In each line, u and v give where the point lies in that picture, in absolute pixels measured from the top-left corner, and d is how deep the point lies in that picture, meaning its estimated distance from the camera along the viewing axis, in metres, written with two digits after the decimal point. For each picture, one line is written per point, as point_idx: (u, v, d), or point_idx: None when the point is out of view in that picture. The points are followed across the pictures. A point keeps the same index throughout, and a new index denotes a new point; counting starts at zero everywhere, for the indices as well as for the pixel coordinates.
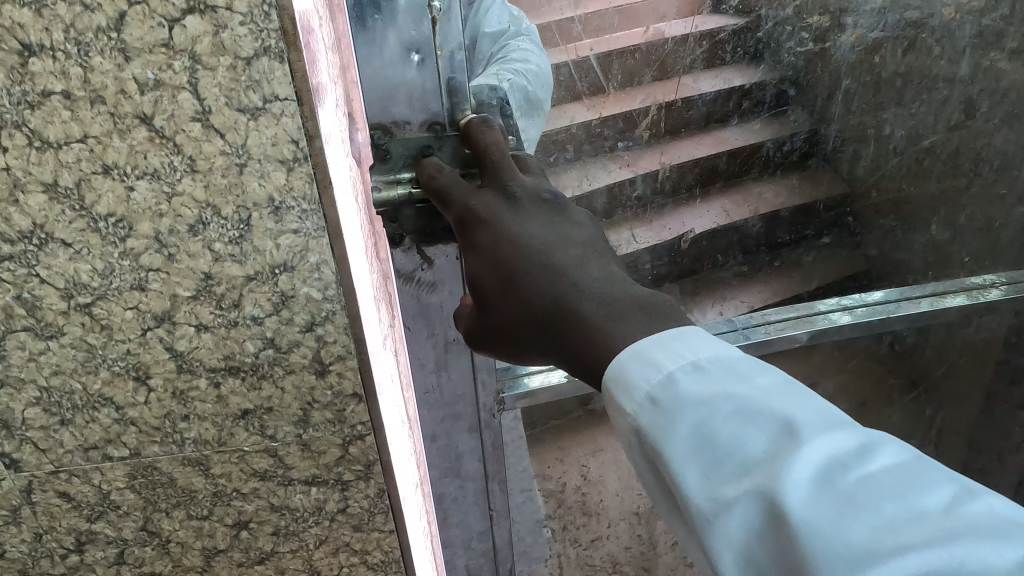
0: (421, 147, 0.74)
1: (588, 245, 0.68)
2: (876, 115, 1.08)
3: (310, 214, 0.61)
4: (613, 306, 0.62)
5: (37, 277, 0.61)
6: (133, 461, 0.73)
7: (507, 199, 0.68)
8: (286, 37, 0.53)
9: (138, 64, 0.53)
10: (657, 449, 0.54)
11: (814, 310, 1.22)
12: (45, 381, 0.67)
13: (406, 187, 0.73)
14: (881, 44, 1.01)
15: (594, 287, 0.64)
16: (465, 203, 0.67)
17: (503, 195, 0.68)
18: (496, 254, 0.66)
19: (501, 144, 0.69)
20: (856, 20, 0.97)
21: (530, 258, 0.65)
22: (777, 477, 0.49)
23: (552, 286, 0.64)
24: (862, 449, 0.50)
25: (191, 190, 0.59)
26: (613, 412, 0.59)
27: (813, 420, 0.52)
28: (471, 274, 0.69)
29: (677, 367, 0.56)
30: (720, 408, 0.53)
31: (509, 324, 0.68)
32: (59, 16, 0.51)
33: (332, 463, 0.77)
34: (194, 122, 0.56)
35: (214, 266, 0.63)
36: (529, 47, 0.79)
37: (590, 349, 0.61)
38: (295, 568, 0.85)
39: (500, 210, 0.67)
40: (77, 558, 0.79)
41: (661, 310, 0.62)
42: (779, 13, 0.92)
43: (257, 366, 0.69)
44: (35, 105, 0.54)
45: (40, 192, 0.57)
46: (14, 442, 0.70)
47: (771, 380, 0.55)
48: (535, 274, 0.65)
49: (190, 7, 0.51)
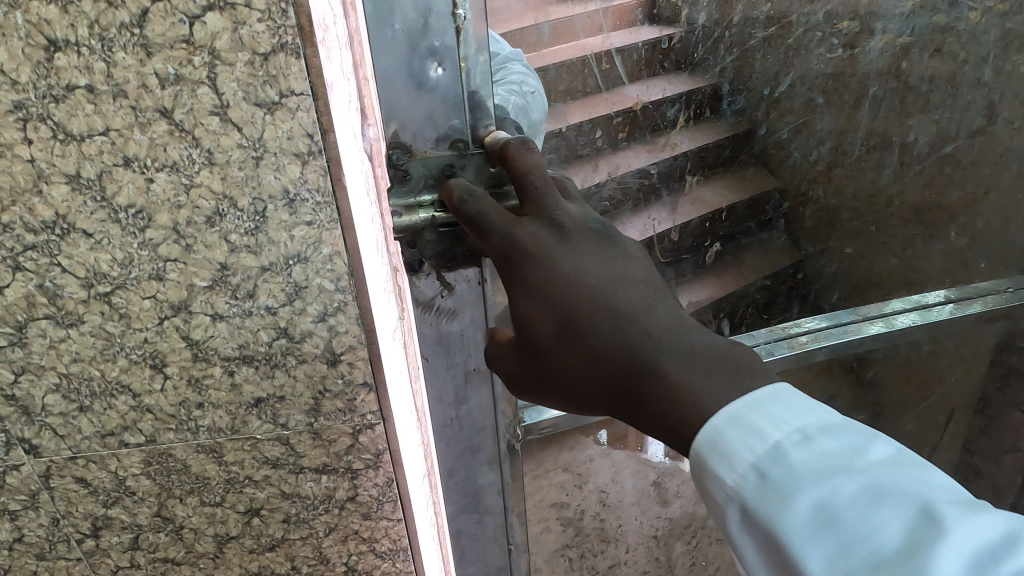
0: (443, 166, 0.74)
1: (650, 288, 0.71)
2: (899, 122, 1.36)
3: (324, 207, 0.63)
4: (696, 361, 0.65)
5: (59, 266, 0.63)
6: (148, 448, 0.75)
7: (554, 230, 0.70)
8: (303, 33, 0.55)
9: (160, 59, 0.55)
10: (777, 526, 0.58)
11: (831, 324, 1.38)
12: (65, 368, 0.68)
13: (428, 210, 0.74)
14: (909, 48, 1.27)
15: (666, 336, 0.67)
16: (510, 232, 0.68)
17: (557, 231, 0.70)
18: (554, 296, 0.69)
19: (539, 169, 0.69)
20: (886, 26, 1.22)
21: (594, 304, 0.69)
22: (915, 563, 0.52)
23: (622, 334, 0.67)
24: (1000, 535, 0.54)
25: (209, 182, 0.61)
26: (711, 481, 0.63)
27: (941, 501, 0.56)
28: (524, 313, 0.71)
29: (785, 438, 0.60)
30: (840, 487, 0.57)
31: (565, 370, 0.71)
32: (84, 13, 0.53)
33: (342, 452, 0.78)
34: (212, 116, 0.58)
35: (229, 257, 0.64)
36: (523, 70, 0.85)
37: (673, 405, 0.64)
38: (305, 556, 0.87)
39: (551, 245, 0.69)
40: (94, 543, 0.81)
41: (742, 365, 0.65)
42: (811, 19, 1.15)
43: (271, 355, 0.70)
44: (60, 99, 0.56)
45: (63, 183, 0.59)
46: (34, 428, 0.72)
47: (878, 454, 0.60)
48: (602, 322, 0.68)
49: (210, 5, 0.53)
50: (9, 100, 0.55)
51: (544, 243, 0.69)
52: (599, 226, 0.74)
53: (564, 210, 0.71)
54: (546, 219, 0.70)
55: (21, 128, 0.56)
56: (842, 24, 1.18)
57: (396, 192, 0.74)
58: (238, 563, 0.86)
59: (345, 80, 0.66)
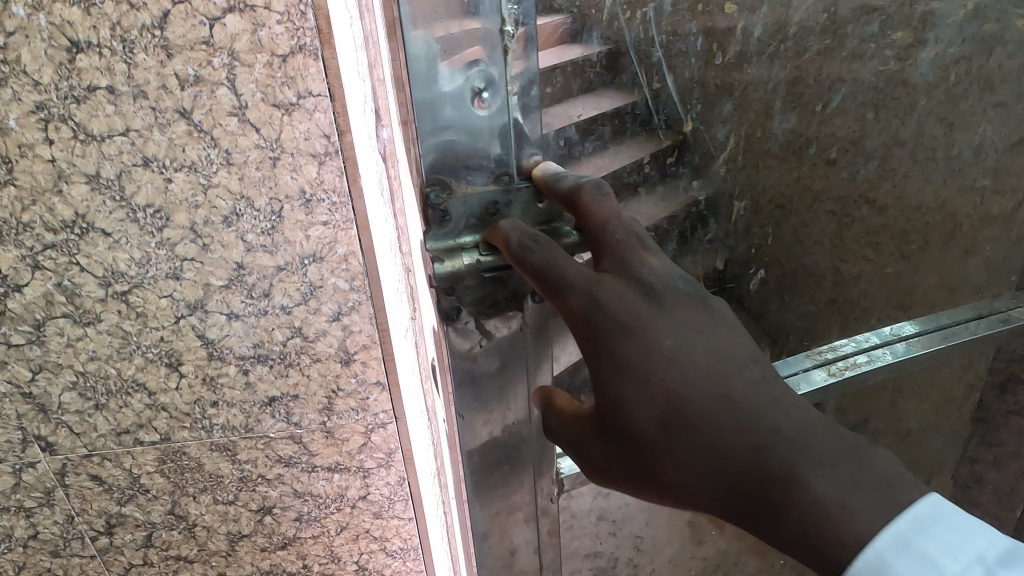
0: (484, 203, 0.85)
1: (764, 378, 0.76)
2: (943, 137, 1.38)
3: (340, 207, 0.63)
4: (826, 455, 0.67)
5: (78, 265, 0.64)
6: (163, 446, 0.75)
7: (647, 297, 0.79)
8: (321, 34, 0.56)
9: (180, 61, 0.56)
10: None
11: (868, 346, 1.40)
12: (82, 366, 0.69)
13: (466, 248, 0.86)
14: (958, 59, 1.28)
15: (784, 422, 0.69)
16: (592, 291, 0.78)
17: (649, 297, 0.79)
18: (647, 364, 0.75)
19: (610, 223, 0.82)
20: (937, 37, 1.23)
21: (696, 379, 0.74)
22: None
23: (728, 413, 0.71)
24: None
25: (226, 182, 0.61)
26: None
27: None
28: (618, 382, 0.76)
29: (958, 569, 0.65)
30: None
31: (666, 454, 0.73)
32: (106, 15, 0.53)
33: (354, 451, 0.79)
34: (230, 117, 0.58)
35: (246, 256, 0.65)
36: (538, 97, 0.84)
37: (779, 489, 0.66)
38: (317, 554, 0.87)
39: (642, 309, 0.78)
40: (107, 541, 0.81)
41: (884, 472, 0.67)
42: (865, 29, 1.18)
43: (285, 354, 0.71)
44: (81, 100, 0.56)
45: (82, 183, 0.60)
46: (51, 426, 0.72)
47: None
48: (709, 401, 0.72)
49: (231, 7, 0.54)
50: (31, 101, 0.56)
51: (634, 305, 0.78)
52: (689, 288, 0.84)
53: (647, 270, 0.81)
54: (631, 280, 0.80)
55: (43, 128, 0.57)
56: (896, 35, 1.20)
57: (437, 234, 0.85)
58: (250, 561, 0.86)
59: (360, 80, 0.66)
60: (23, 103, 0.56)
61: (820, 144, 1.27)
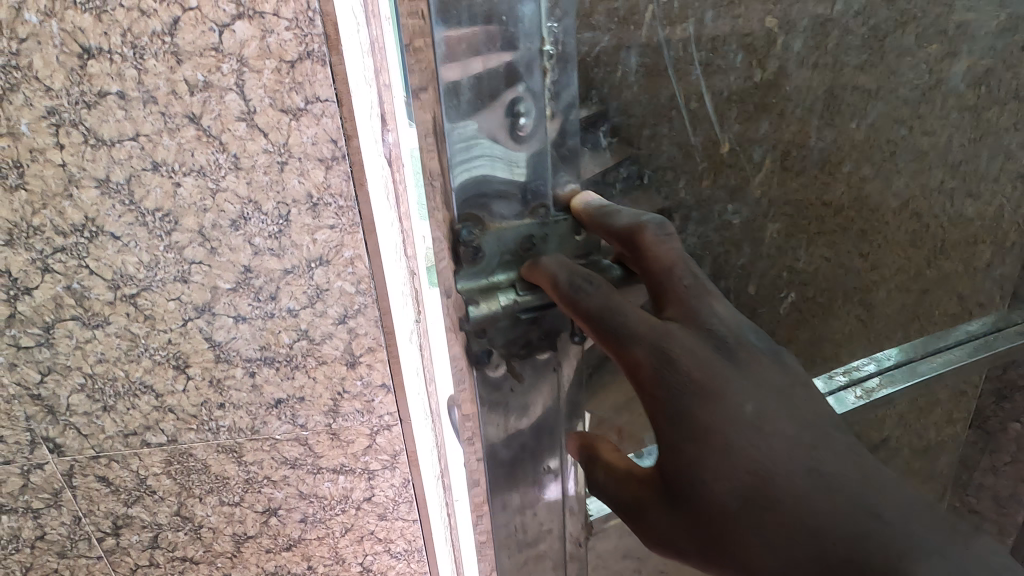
0: (521, 238, 0.62)
1: (863, 460, 0.57)
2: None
3: (347, 211, 0.64)
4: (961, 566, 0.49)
5: (87, 268, 0.64)
6: (170, 447, 0.76)
7: (718, 349, 0.59)
8: (329, 41, 0.57)
9: (189, 67, 0.56)
10: None
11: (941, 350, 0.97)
12: (90, 368, 0.70)
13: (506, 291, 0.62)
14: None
15: (894, 509, 0.52)
16: (656, 342, 0.57)
17: (722, 351, 0.59)
18: (727, 439, 0.55)
19: (676, 267, 0.61)
20: None
21: (783, 453, 0.55)
22: None
23: (836, 506, 0.52)
24: None
25: (234, 187, 0.62)
26: None
27: None
28: (688, 461, 0.56)
29: None
30: None
31: (747, 558, 0.54)
32: (117, 21, 0.54)
33: (360, 453, 0.79)
34: (239, 122, 0.59)
35: (253, 260, 0.66)
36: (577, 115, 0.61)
37: None
38: (321, 556, 0.88)
39: (716, 366, 0.58)
40: (114, 541, 0.82)
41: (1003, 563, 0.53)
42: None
43: (291, 357, 0.71)
44: (91, 105, 0.57)
45: (92, 187, 0.61)
46: (59, 427, 0.73)
47: None
48: (803, 483, 0.53)
49: (240, 14, 0.55)
50: (43, 106, 0.57)
51: (705, 357, 0.58)
52: (761, 343, 0.63)
53: (715, 314, 0.61)
54: (701, 329, 0.59)
55: (54, 133, 0.58)
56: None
57: (468, 273, 0.60)
58: (255, 562, 0.87)
59: (367, 85, 0.67)
60: (35, 108, 0.57)
61: (862, 163, 0.79)
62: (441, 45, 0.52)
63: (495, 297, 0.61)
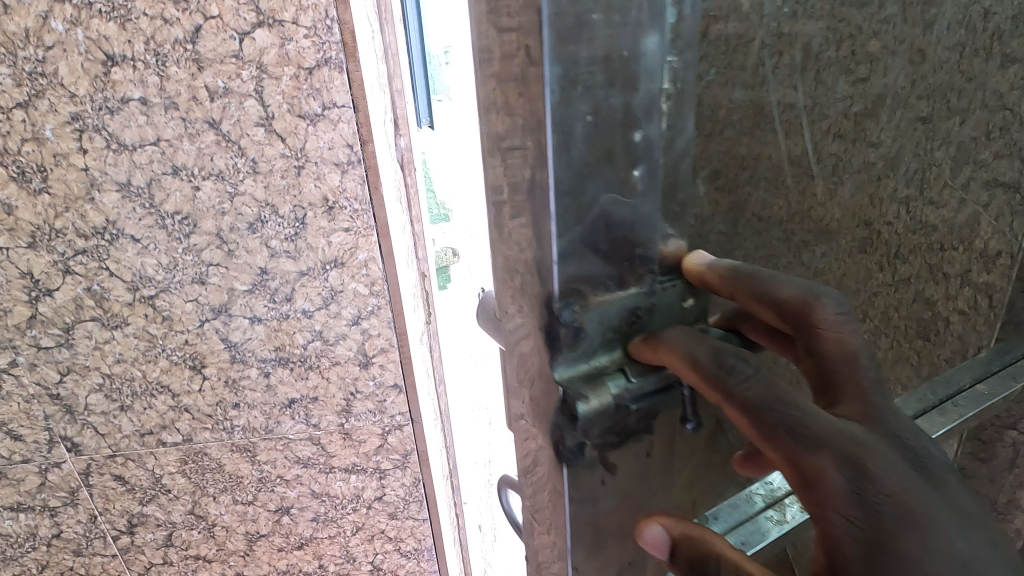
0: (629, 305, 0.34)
1: None
2: None
3: (361, 214, 0.66)
4: None
5: (107, 270, 0.65)
6: (185, 446, 0.77)
7: (914, 464, 0.35)
8: (346, 49, 0.58)
9: (210, 73, 0.58)
10: None
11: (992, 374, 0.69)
12: (109, 368, 0.71)
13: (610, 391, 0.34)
14: None
15: None
16: (836, 445, 0.33)
17: (922, 470, 0.35)
18: None
19: (861, 356, 0.37)
20: None
21: None
22: None
23: None
24: None
25: (252, 190, 0.63)
26: None
27: None
28: None
29: None
30: None
31: None
32: (141, 30, 0.55)
33: (371, 453, 0.81)
34: (258, 127, 0.60)
35: (269, 262, 0.67)
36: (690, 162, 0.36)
37: None
38: (333, 554, 0.89)
39: (918, 489, 0.34)
40: (129, 540, 0.83)
41: None
42: None
43: (305, 357, 0.73)
44: (114, 111, 0.58)
45: (114, 191, 0.62)
46: (77, 427, 0.74)
47: None
48: None
49: (260, 22, 0.56)
50: (67, 112, 0.58)
51: (900, 472, 0.34)
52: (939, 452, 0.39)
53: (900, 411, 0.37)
54: (889, 429, 0.35)
55: (77, 138, 0.59)
56: None
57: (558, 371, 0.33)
58: (267, 560, 0.88)
59: (381, 91, 0.69)
60: (59, 113, 0.58)
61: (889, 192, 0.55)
62: (557, 84, 0.27)
63: (607, 400, 0.34)
